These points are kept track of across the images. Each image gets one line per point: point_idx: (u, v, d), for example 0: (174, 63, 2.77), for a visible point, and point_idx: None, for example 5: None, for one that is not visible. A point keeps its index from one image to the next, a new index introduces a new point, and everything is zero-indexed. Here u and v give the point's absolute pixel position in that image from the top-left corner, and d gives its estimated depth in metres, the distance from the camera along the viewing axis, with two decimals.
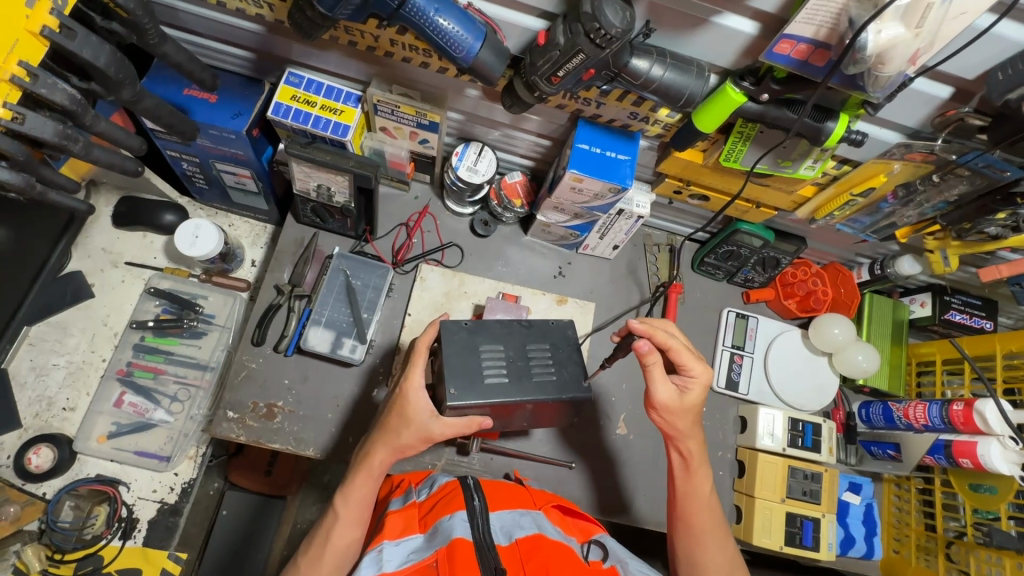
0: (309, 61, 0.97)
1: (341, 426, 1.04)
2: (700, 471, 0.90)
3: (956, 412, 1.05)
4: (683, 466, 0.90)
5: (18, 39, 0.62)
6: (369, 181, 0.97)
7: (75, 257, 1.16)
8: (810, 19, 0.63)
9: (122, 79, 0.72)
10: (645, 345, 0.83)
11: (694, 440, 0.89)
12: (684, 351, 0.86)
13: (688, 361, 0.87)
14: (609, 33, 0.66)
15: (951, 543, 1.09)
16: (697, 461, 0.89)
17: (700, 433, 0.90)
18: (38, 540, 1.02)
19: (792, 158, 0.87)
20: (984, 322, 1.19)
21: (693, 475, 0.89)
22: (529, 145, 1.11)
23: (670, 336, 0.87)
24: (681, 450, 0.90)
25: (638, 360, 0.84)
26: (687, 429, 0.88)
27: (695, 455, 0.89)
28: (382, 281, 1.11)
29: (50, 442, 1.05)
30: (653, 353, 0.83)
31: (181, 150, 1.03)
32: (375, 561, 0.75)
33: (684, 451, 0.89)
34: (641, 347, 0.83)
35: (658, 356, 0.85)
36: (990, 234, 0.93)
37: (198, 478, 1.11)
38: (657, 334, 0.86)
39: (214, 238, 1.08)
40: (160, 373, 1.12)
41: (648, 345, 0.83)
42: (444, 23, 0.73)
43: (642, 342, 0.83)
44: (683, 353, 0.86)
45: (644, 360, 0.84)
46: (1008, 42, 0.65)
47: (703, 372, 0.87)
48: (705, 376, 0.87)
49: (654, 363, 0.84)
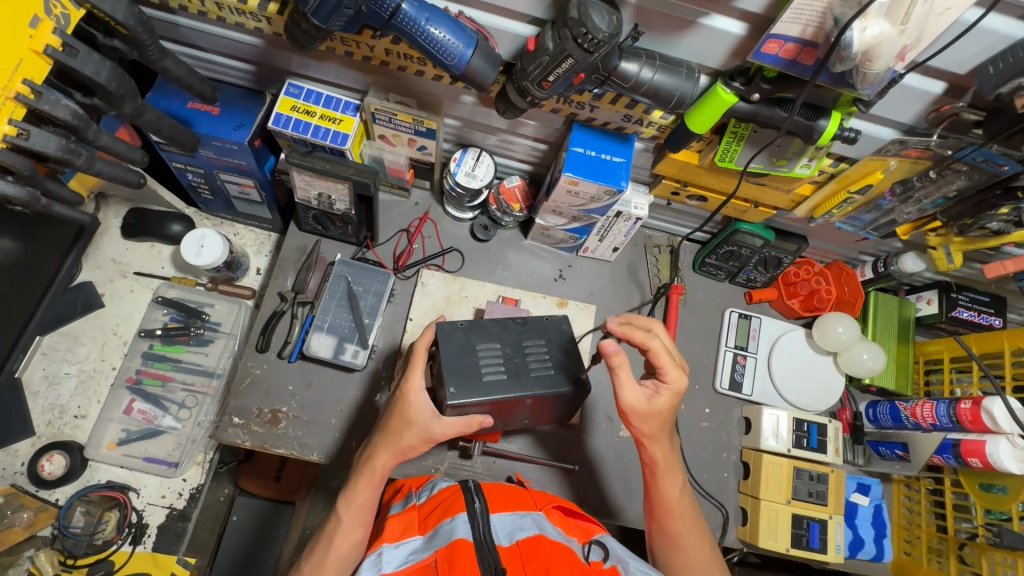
0: (308, 72, 0.99)
1: (345, 431, 1.05)
2: (667, 476, 0.89)
3: (963, 410, 1.03)
4: (650, 471, 0.89)
5: (23, 58, 0.65)
6: (368, 189, 0.98)
7: (85, 269, 1.19)
8: (796, 18, 0.63)
9: (123, 94, 0.74)
10: (612, 346, 0.81)
11: (658, 446, 0.87)
12: (662, 355, 0.83)
13: (664, 365, 0.83)
14: (596, 37, 0.67)
15: (964, 545, 1.07)
16: (662, 468, 0.88)
17: (666, 440, 0.88)
18: (51, 545, 1.04)
19: (787, 157, 0.87)
20: (992, 319, 1.18)
21: (660, 480, 0.89)
22: (526, 150, 1.12)
23: (650, 339, 0.84)
24: (648, 458, 0.89)
25: (604, 360, 0.82)
26: (655, 433, 0.86)
27: (661, 462, 0.88)
28: (383, 286, 1.12)
29: (63, 450, 1.08)
30: (618, 354, 0.81)
31: (186, 161, 1.05)
32: (375, 564, 0.76)
33: (651, 458, 0.88)
34: (608, 347, 0.81)
35: (626, 357, 0.83)
36: (992, 229, 0.92)
37: (206, 483, 1.12)
38: (634, 335, 0.84)
39: (219, 247, 1.10)
40: (168, 380, 1.14)
41: (614, 346, 0.81)
42: (435, 31, 0.74)
43: (606, 343, 0.82)
44: (662, 356, 0.83)
45: (611, 361, 0.82)
46: (998, 35, 0.65)
47: (677, 378, 0.84)
48: (679, 382, 0.84)
49: (620, 365, 0.82)
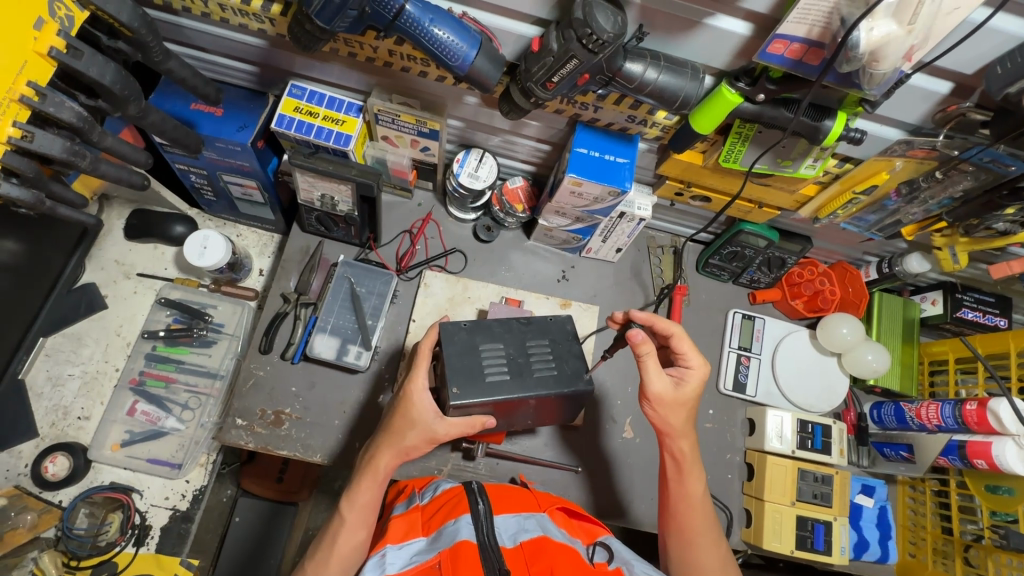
0: (311, 73, 0.99)
1: (348, 431, 1.05)
2: (693, 474, 0.89)
3: (969, 412, 1.03)
4: (676, 467, 0.90)
5: (27, 61, 0.64)
6: (371, 190, 0.98)
7: (89, 270, 1.19)
8: (802, 18, 0.63)
9: (127, 96, 0.74)
10: (638, 335, 0.83)
11: (687, 440, 0.89)
12: (685, 339, 0.87)
13: (688, 351, 0.88)
14: (601, 38, 0.67)
15: (969, 547, 1.07)
16: (689, 463, 0.89)
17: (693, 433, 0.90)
18: (54, 547, 1.04)
19: (792, 157, 0.87)
20: (997, 319, 1.17)
21: (686, 477, 0.89)
22: (529, 151, 1.11)
23: (672, 326, 0.88)
24: (674, 451, 0.90)
25: (631, 349, 0.83)
26: (682, 426, 0.87)
27: (688, 457, 0.89)
28: (386, 288, 1.12)
29: (66, 451, 1.07)
30: (645, 343, 0.83)
31: (189, 163, 1.06)
32: (378, 564, 0.75)
33: (677, 450, 0.89)
34: (636, 336, 0.82)
35: (652, 347, 0.84)
36: (998, 230, 0.91)
37: (209, 485, 1.13)
38: (657, 323, 0.88)
39: (222, 248, 1.09)
40: (171, 382, 1.13)
41: (641, 334, 0.83)
42: (439, 32, 0.74)
43: (633, 331, 0.83)
44: (684, 341, 0.88)
45: (638, 350, 0.83)
46: (1007, 35, 0.65)
47: (700, 364, 0.88)
48: (703, 368, 0.88)
49: (648, 353, 0.83)
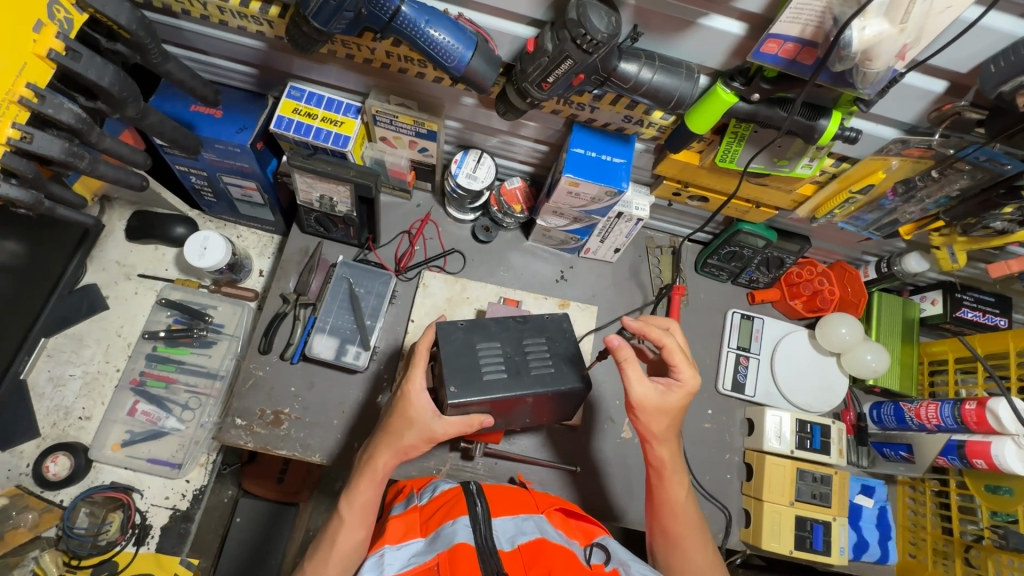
0: (310, 75, 0.99)
1: (347, 432, 1.05)
2: (673, 478, 0.89)
3: (968, 412, 1.02)
4: (657, 473, 0.89)
5: (26, 63, 0.65)
6: (369, 190, 0.99)
7: (90, 271, 1.19)
8: (796, 18, 0.63)
9: (126, 97, 0.75)
10: (617, 340, 0.83)
11: (666, 447, 0.88)
12: (676, 351, 0.86)
13: (678, 362, 0.86)
14: (595, 38, 0.67)
15: (970, 547, 1.06)
16: (669, 468, 0.88)
17: (675, 441, 0.89)
18: (55, 546, 1.05)
19: (788, 157, 0.87)
20: (997, 319, 1.17)
21: (666, 481, 0.89)
22: (527, 151, 1.12)
23: (666, 336, 0.87)
24: (654, 458, 0.89)
25: (611, 354, 0.84)
26: (664, 433, 0.86)
27: (668, 462, 0.88)
28: (385, 288, 1.12)
29: (67, 451, 1.08)
30: (624, 349, 0.83)
31: (189, 165, 1.06)
32: (376, 565, 0.76)
33: (658, 458, 0.88)
34: (614, 341, 0.83)
35: (634, 354, 0.85)
36: (996, 229, 0.91)
37: (209, 484, 1.13)
38: (650, 332, 0.87)
39: (222, 249, 1.10)
40: (171, 382, 1.14)
41: (621, 341, 0.84)
42: (435, 33, 0.74)
43: (614, 337, 0.84)
44: (675, 352, 0.86)
45: (617, 354, 0.84)
46: (1000, 34, 0.65)
47: (689, 377, 0.86)
48: (691, 382, 0.86)
49: (627, 359, 0.84)
